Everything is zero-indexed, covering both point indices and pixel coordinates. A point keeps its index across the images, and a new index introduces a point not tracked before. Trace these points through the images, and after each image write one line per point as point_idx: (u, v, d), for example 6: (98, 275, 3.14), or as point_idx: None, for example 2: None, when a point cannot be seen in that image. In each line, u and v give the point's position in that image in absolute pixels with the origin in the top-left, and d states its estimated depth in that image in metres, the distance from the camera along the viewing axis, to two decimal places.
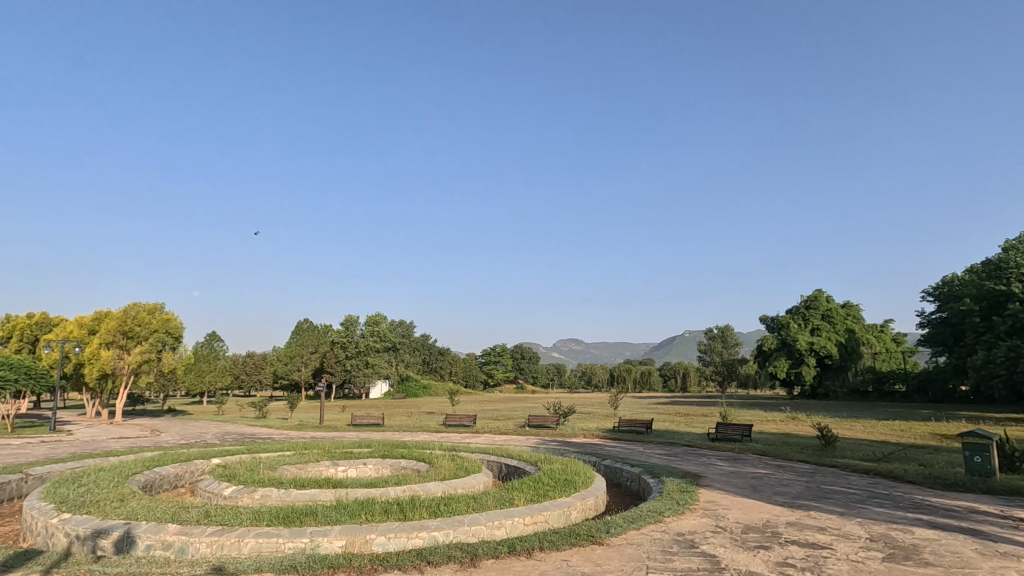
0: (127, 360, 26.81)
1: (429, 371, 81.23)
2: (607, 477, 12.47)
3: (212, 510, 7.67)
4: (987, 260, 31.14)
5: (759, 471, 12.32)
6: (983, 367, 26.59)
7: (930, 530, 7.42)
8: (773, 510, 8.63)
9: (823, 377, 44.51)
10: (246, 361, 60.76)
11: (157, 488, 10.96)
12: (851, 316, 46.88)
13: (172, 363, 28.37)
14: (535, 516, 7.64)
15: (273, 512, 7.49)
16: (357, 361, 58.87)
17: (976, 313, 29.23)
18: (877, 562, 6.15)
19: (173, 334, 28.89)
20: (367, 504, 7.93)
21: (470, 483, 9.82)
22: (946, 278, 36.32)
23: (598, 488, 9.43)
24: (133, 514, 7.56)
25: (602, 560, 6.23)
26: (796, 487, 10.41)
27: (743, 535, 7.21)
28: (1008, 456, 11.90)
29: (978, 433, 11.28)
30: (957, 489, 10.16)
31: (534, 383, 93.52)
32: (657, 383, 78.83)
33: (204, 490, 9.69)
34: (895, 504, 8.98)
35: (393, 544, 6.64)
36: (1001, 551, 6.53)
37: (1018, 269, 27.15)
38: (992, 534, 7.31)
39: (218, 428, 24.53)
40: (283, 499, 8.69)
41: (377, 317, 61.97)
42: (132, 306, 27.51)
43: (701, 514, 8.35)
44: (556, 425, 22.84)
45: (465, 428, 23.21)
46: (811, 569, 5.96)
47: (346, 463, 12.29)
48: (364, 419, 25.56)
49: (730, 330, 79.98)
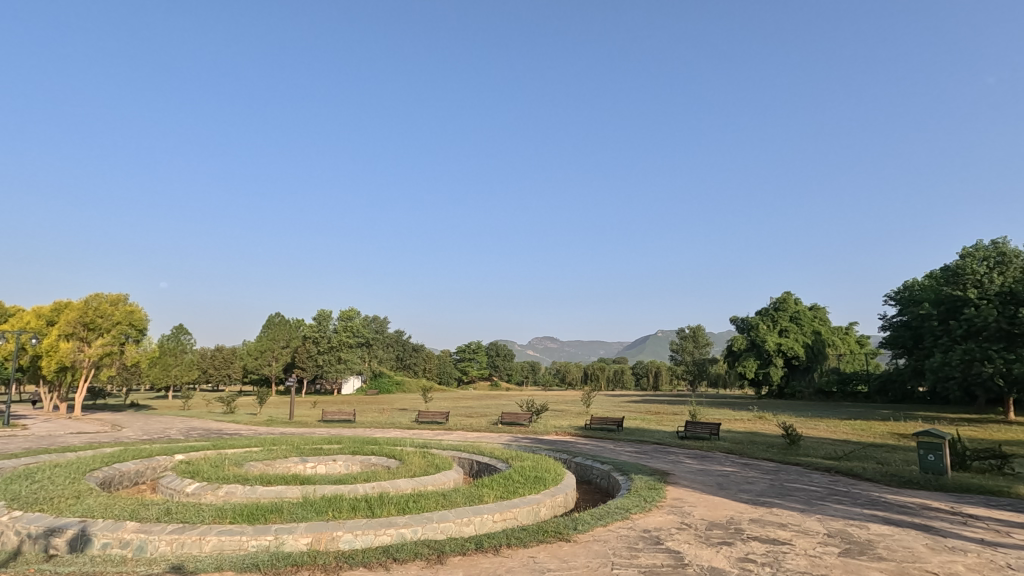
0: (88, 353, 25.92)
1: (403, 367, 80.89)
2: (578, 473, 12.61)
3: (174, 507, 7.49)
4: (946, 265, 32.19)
5: (725, 469, 12.58)
6: (940, 369, 27.39)
7: (885, 526, 7.70)
8: (737, 507, 8.83)
9: (790, 377, 45.97)
10: (215, 355, 59.63)
11: (116, 485, 10.65)
12: (818, 318, 48.05)
13: (135, 357, 27.62)
14: (504, 513, 7.68)
15: (238, 509, 7.35)
16: (329, 357, 57.57)
17: (935, 317, 30.27)
18: (834, 557, 6.35)
19: (136, 326, 28.06)
20: (334, 501, 7.84)
21: (440, 480, 9.76)
22: (907, 283, 37.53)
23: (568, 486, 9.48)
24: (89, 512, 7.31)
25: (568, 557, 6.28)
26: (760, 484, 10.68)
27: (707, 531, 7.36)
28: (959, 453, 12.43)
29: (932, 433, 11.70)
30: (913, 487, 10.56)
31: (508, 380, 94.10)
32: (630, 381, 79.97)
33: (165, 486, 9.46)
34: (853, 501, 9.30)
35: (361, 541, 6.59)
36: (950, 547, 6.81)
37: (974, 275, 28.16)
38: (943, 529, 7.62)
39: (184, 424, 23.93)
40: (248, 496, 8.54)
41: (350, 313, 61.27)
42: (94, 297, 26.61)
43: (667, 511, 8.50)
44: (528, 423, 22.79)
45: (438, 424, 23.20)
46: (770, 563, 6.14)
47: (315, 460, 12.08)
48: (335, 415, 25.29)
49: (701, 330, 81.13)
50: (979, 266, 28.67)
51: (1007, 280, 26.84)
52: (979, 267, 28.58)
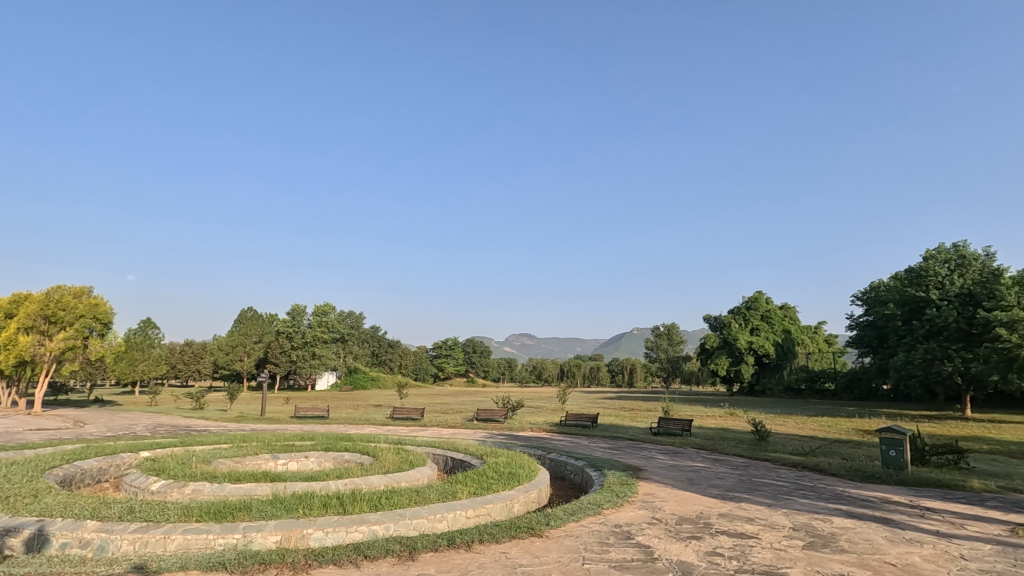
0: (49, 347, 25.01)
1: (378, 363, 80.38)
2: (552, 469, 12.70)
3: (138, 505, 7.29)
4: (910, 267, 33.12)
5: (697, 465, 12.79)
6: (903, 368, 28.31)
7: (847, 520, 7.93)
8: (706, 502, 8.98)
9: (761, 374, 47.04)
10: (184, 350, 58.37)
11: (77, 483, 10.34)
12: (789, 318, 49.14)
13: (99, 351, 26.81)
14: (477, 509, 7.68)
15: (204, 508, 7.17)
16: (303, 352, 56.73)
17: (899, 317, 31.22)
18: (798, 550, 6.51)
19: (101, 319, 27.27)
20: (305, 498, 7.73)
21: (414, 476, 9.73)
22: (873, 283, 38.69)
23: (541, 482, 9.53)
24: (47, 510, 7.10)
25: (540, 552, 6.32)
26: (729, 479, 10.91)
27: (677, 526, 7.47)
28: (919, 449, 12.90)
29: (894, 429, 12.07)
30: (875, 481, 10.90)
31: (484, 376, 94.28)
32: (605, 378, 80.78)
33: (129, 484, 9.21)
34: (818, 495, 9.56)
35: (331, 538, 6.52)
36: (908, 538, 7.06)
37: (936, 277, 29.07)
38: (902, 522, 7.88)
39: (150, 421, 23.27)
40: (215, 494, 8.35)
41: (325, 308, 60.47)
42: (56, 289, 25.74)
43: (638, 506, 8.61)
44: (503, 419, 22.84)
45: (413, 421, 23.13)
46: (737, 556, 6.26)
47: (286, 457, 11.87)
48: (308, 412, 24.95)
49: (675, 327, 82.31)
50: (941, 268, 29.54)
51: (967, 282, 27.99)
52: (941, 269, 29.40)
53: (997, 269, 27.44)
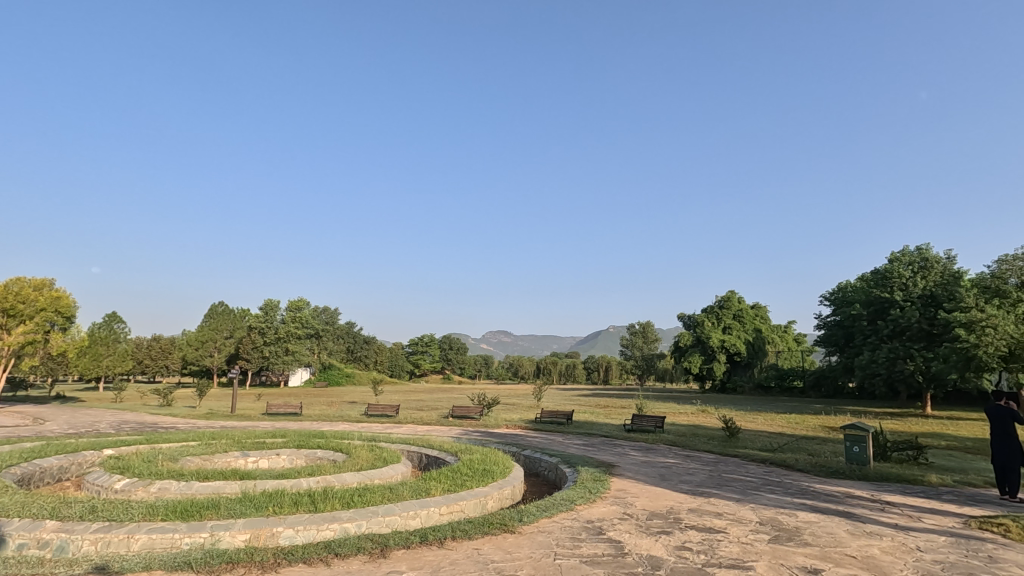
0: (8, 341, 24.11)
1: (353, 359, 79.50)
2: (526, 466, 12.72)
3: (99, 505, 7.06)
4: (876, 269, 33.98)
5: (668, 461, 13.00)
6: (867, 367, 29.18)
7: (812, 514, 8.16)
8: (676, 497, 9.14)
9: (732, 372, 47.98)
10: (151, 346, 56.95)
11: (36, 482, 10.02)
12: (760, 317, 50.19)
13: (61, 346, 26.00)
14: (451, 505, 7.68)
15: (170, 507, 7.01)
16: (276, 348, 55.83)
17: (864, 317, 32.09)
18: (764, 543, 6.68)
19: (62, 313, 26.42)
20: (275, 496, 7.63)
21: (387, 474, 9.67)
22: (840, 284, 39.82)
23: (515, 479, 9.57)
24: (4, 510, 6.86)
25: (512, 548, 6.34)
26: (700, 475, 11.13)
27: (647, 521, 7.60)
28: (881, 445, 13.33)
29: (857, 426, 12.44)
30: (839, 476, 11.24)
31: (461, 373, 93.99)
32: (581, 375, 81.40)
33: (91, 483, 8.94)
34: (784, 490, 9.81)
35: (302, 537, 6.43)
36: (868, 531, 7.29)
37: (900, 279, 29.91)
38: (863, 516, 8.14)
39: (115, 418, 22.63)
40: (182, 493, 8.19)
41: (299, 303, 59.16)
42: (15, 281, 24.79)
43: (610, 502, 8.71)
44: (479, 417, 22.82)
45: (387, 417, 22.97)
46: (704, 551, 6.39)
47: (257, 454, 11.67)
48: (280, 408, 24.52)
49: (650, 325, 83.25)
50: (905, 270, 30.26)
51: (929, 283, 29.03)
52: (905, 271, 30.12)
53: (958, 272, 28.51)
